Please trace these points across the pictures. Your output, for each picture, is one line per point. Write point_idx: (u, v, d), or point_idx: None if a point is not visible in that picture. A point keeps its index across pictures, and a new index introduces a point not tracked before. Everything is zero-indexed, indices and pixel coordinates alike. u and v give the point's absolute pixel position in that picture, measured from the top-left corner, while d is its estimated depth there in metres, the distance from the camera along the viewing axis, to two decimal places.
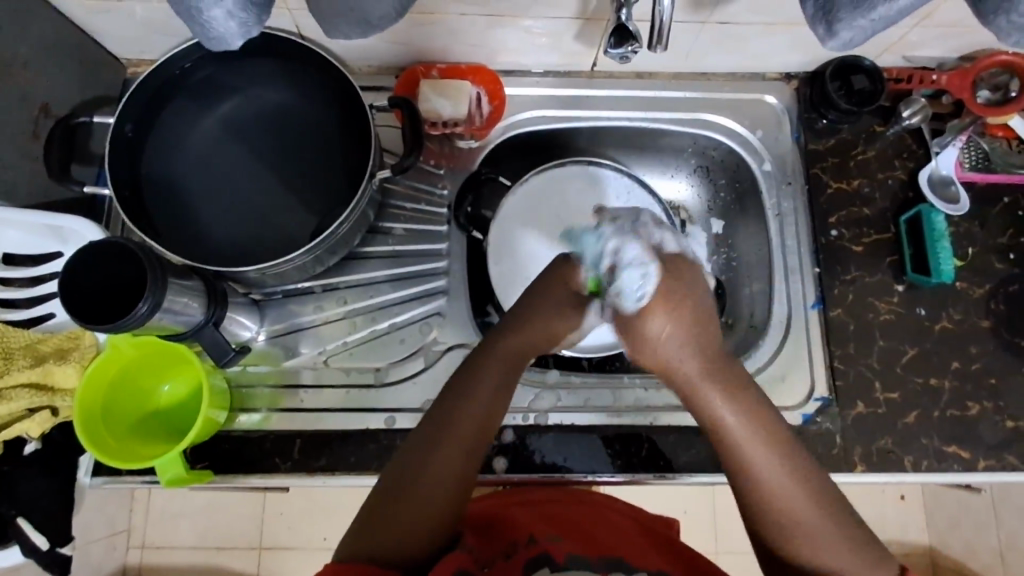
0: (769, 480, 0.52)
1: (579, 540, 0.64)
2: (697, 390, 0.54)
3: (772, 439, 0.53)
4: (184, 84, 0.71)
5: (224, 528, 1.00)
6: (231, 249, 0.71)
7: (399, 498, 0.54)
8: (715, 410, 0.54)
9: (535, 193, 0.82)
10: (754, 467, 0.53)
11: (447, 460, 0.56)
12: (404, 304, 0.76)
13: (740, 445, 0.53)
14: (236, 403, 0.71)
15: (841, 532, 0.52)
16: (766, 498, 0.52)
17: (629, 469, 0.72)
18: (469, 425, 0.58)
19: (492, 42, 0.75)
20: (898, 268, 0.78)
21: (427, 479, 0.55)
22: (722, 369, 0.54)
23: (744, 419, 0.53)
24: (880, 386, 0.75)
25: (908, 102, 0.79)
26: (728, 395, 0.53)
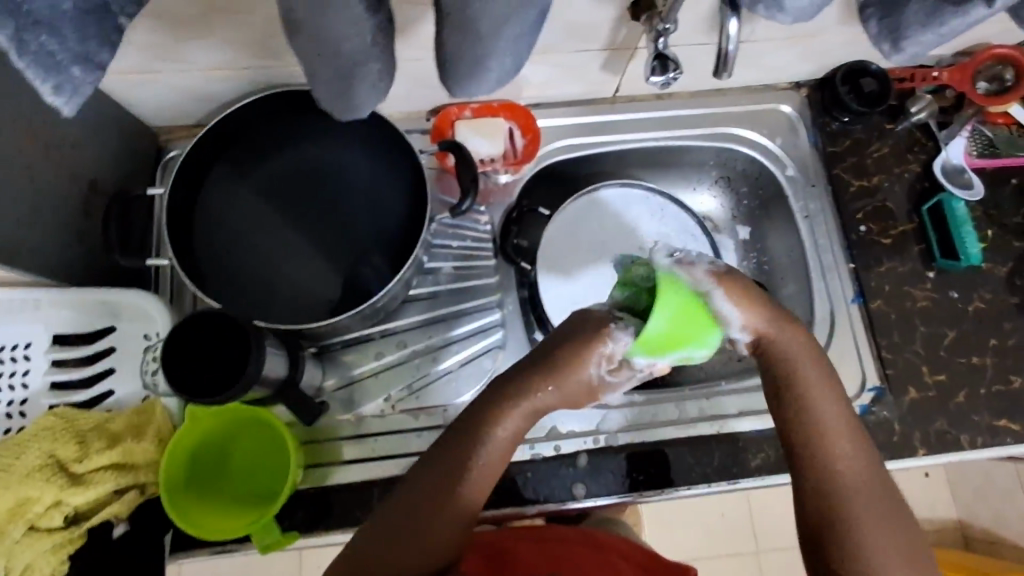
0: (839, 453, 0.53)
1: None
2: (788, 350, 0.55)
3: (846, 411, 0.55)
4: (229, 147, 0.72)
5: None
6: (286, 308, 0.70)
7: (400, 548, 0.52)
8: (796, 371, 0.54)
9: (575, 216, 0.85)
10: (827, 432, 0.53)
11: (450, 515, 0.53)
12: (462, 340, 0.76)
13: (813, 403, 0.54)
14: (308, 459, 0.71)
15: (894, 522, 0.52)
16: (833, 462, 0.53)
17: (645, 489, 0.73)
18: (475, 476, 0.54)
19: (523, 77, 0.77)
20: (927, 256, 0.82)
21: (427, 535, 0.52)
22: (802, 336, 0.55)
23: (829, 395, 0.54)
24: (928, 370, 0.78)
25: (914, 99, 0.84)
26: (814, 361, 0.55)
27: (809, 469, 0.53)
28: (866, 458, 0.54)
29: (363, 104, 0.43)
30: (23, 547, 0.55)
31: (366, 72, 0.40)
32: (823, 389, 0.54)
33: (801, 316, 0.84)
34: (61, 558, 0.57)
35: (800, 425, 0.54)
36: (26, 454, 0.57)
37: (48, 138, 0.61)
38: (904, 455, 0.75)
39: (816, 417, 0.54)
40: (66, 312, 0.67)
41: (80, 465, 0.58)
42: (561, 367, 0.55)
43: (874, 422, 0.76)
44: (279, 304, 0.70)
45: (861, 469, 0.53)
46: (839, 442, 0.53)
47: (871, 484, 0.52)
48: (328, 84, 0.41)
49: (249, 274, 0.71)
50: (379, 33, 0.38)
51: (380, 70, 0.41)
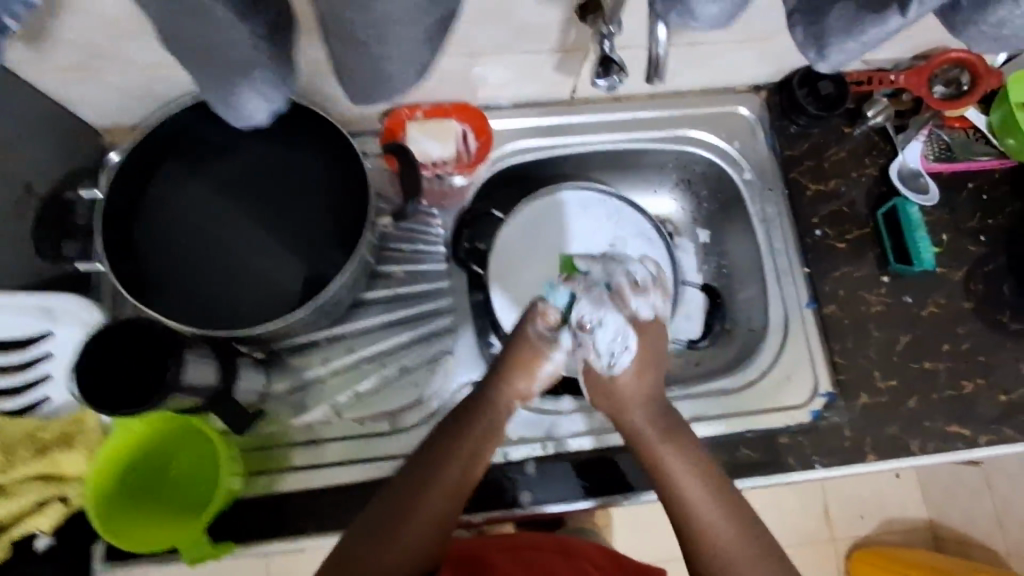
0: (705, 516, 0.59)
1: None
2: (648, 429, 0.64)
3: (711, 473, 0.62)
4: (172, 149, 0.70)
5: None
6: (228, 314, 0.69)
7: (378, 550, 0.55)
8: (657, 445, 0.63)
9: (530, 220, 0.83)
10: (688, 500, 0.60)
11: (427, 511, 0.57)
12: (410, 346, 0.76)
13: (672, 477, 0.62)
14: (253, 467, 0.70)
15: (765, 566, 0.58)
16: (697, 527, 0.59)
17: (605, 493, 0.72)
18: (450, 475, 0.59)
19: (475, 79, 0.76)
20: (881, 260, 0.81)
21: (405, 531, 0.56)
22: (668, 419, 0.64)
23: (689, 464, 0.62)
24: (881, 375, 0.78)
25: (871, 103, 0.83)
26: (671, 442, 0.63)
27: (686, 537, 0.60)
28: (737, 509, 0.60)
29: (255, 111, 0.41)
30: None
31: (251, 79, 0.39)
32: (688, 461, 0.62)
33: (758, 320, 0.84)
34: None
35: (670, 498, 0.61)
36: None
37: None
38: (855, 460, 0.75)
39: (675, 481, 0.61)
40: None
41: (2, 475, 0.58)
42: (507, 382, 0.64)
43: (825, 428, 0.76)
44: (221, 309, 0.68)
45: (726, 526, 0.59)
46: (702, 506, 0.60)
47: (745, 536, 0.59)
48: (217, 88, 0.39)
49: (190, 279, 0.69)
50: (269, 38, 0.37)
51: (278, 74, 0.40)
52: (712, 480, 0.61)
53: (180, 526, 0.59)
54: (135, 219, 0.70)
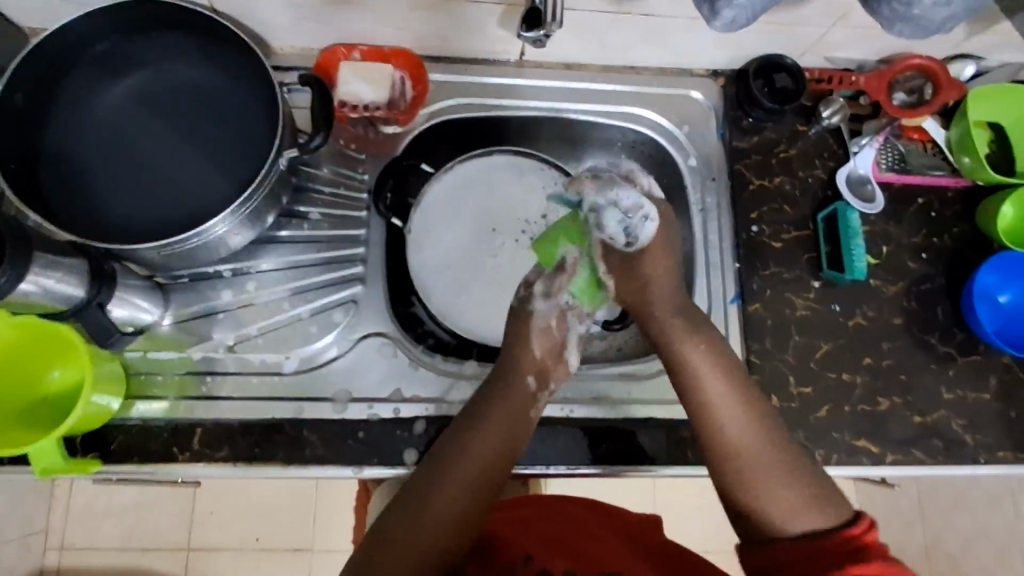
0: (732, 423, 0.59)
1: (568, 556, 0.65)
2: (674, 338, 0.63)
3: (735, 388, 0.61)
4: (84, 57, 0.67)
5: (149, 530, 1.15)
6: (127, 230, 0.67)
7: (394, 534, 0.55)
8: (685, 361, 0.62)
9: (461, 180, 0.82)
10: (710, 404, 0.60)
11: (451, 495, 0.57)
12: (317, 290, 0.74)
13: (700, 385, 0.61)
14: (133, 390, 0.68)
15: (808, 492, 0.56)
16: (724, 438, 0.59)
17: (615, 464, 0.71)
18: (473, 454, 0.59)
19: (415, 24, 0.73)
20: (815, 265, 0.79)
21: (435, 499, 0.56)
22: (699, 344, 0.63)
23: (710, 376, 0.61)
24: (796, 380, 0.76)
25: (828, 102, 0.80)
26: (692, 338, 0.63)
27: (715, 451, 0.59)
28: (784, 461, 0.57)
29: None
30: None
31: None
32: (722, 391, 0.60)
33: None
34: None
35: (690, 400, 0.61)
36: None
37: None
38: None
39: (702, 392, 0.61)
40: None
41: None
42: (517, 375, 0.65)
43: None
44: (122, 225, 0.67)
45: (750, 431, 0.59)
46: (729, 413, 0.59)
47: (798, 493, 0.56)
48: None
49: (98, 189, 0.68)
50: None
51: None
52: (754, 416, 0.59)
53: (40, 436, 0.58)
54: (43, 122, 0.68)
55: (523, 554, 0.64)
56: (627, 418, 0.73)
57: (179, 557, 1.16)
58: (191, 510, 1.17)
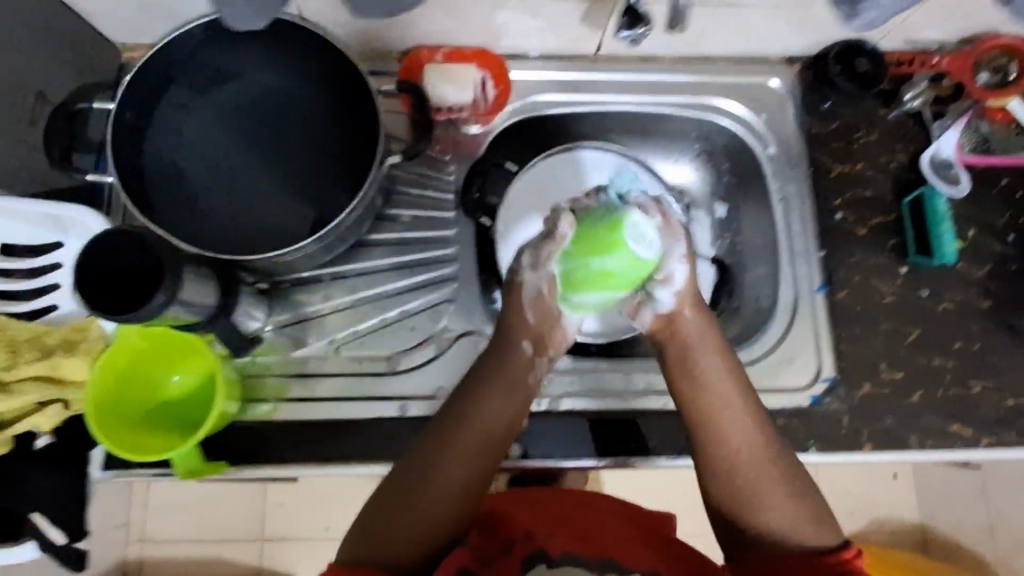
0: (736, 439, 0.58)
1: (576, 537, 0.63)
2: (691, 347, 0.60)
3: (747, 394, 0.59)
4: (182, 69, 0.68)
5: None
6: (231, 240, 0.70)
7: (398, 514, 0.56)
8: (698, 372, 0.59)
9: (541, 175, 0.83)
10: (713, 412, 0.58)
11: (450, 476, 0.58)
12: (411, 291, 0.76)
13: (712, 398, 0.59)
14: (247, 394, 0.71)
15: (794, 486, 0.57)
16: (725, 447, 0.58)
17: (614, 453, 0.73)
18: (469, 432, 0.59)
19: (497, 25, 0.74)
20: (900, 252, 0.79)
21: (432, 484, 0.57)
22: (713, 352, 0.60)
23: (723, 375, 0.59)
24: (885, 366, 0.77)
25: (909, 85, 0.80)
26: (713, 351, 0.60)
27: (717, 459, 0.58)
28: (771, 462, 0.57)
29: None
30: None
31: None
32: (728, 407, 0.58)
33: (765, 300, 0.83)
34: None
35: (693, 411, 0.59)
36: None
37: None
38: (849, 449, 0.74)
39: (713, 406, 0.59)
40: (14, 224, 0.66)
41: (6, 374, 0.59)
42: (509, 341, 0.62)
43: (822, 413, 0.75)
44: (226, 236, 0.69)
45: (755, 439, 0.58)
46: (735, 426, 0.58)
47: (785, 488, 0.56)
48: None
49: (202, 200, 0.70)
50: None
51: None
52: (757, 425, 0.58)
53: (174, 440, 0.61)
54: (143, 140, 0.69)
55: (525, 532, 0.63)
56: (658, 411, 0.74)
57: None
58: None
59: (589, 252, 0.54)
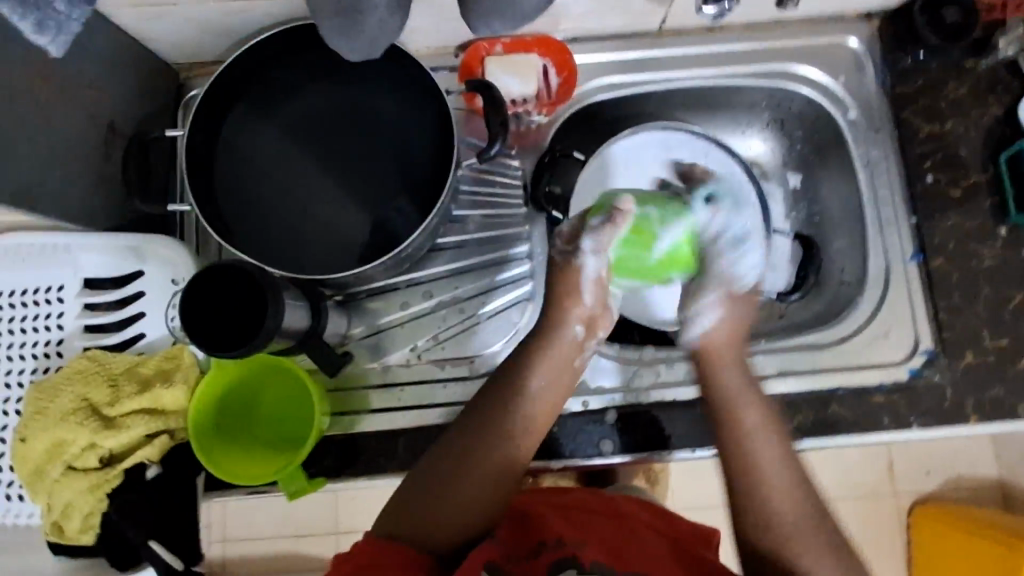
0: (769, 479, 0.59)
1: (607, 548, 0.59)
2: (734, 398, 0.63)
3: (783, 446, 0.61)
4: (248, 86, 0.70)
5: None
6: (306, 255, 0.69)
7: (434, 501, 0.58)
8: (732, 396, 0.63)
9: (608, 162, 0.81)
10: (749, 436, 0.61)
11: (490, 468, 0.60)
12: (487, 292, 0.74)
13: (749, 445, 0.60)
14: (336, 407, 0.71)
15: (816, 529, 0.58)
16: (756, 471, 0.60)
17: (641, 449, 0.71)
18: (513, 432, 0.61)
19: (557, 10, 0.70)
20: (1000, 211, 0.74)
21: (469, 481, 0.59)
22: (740, 373, 0.64)
23: (762, 428, 0.61)
24: (989, 334, 0.72)
25: (1003, 32, 0.74)
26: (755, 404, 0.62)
27: (746, 499, 0.59)
28: (798, 487, 0.59)
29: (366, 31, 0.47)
30: (60, 485, 0.58)
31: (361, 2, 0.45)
32: (763, 429, 0.61)
33: (851, 272, 0.79)
34: (101, 496, 0.59)
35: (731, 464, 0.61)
36: (63, 395, 0.59)
37: (65, 79, 0.59)
38: (954, 422, 0.71)
39: (750, 430, 0.61)
40: (95, 256, 0.68)
41: (111, 409, 0.60)
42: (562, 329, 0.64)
43: (924, 387, 0.72)
44: (301, 252, 0.69)
45: (786, 490, 0.59)
46: (768, 473, 0.59)
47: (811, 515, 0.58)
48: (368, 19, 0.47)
49: (275, 215, 0.70)
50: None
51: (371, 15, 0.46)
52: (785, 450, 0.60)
53: (274, 461, 0.61)
54: (215, 162, 0.69)
55: (558, 535, 0.60)
56: None
57: None
58: None
59: (636, 240, 0.64)
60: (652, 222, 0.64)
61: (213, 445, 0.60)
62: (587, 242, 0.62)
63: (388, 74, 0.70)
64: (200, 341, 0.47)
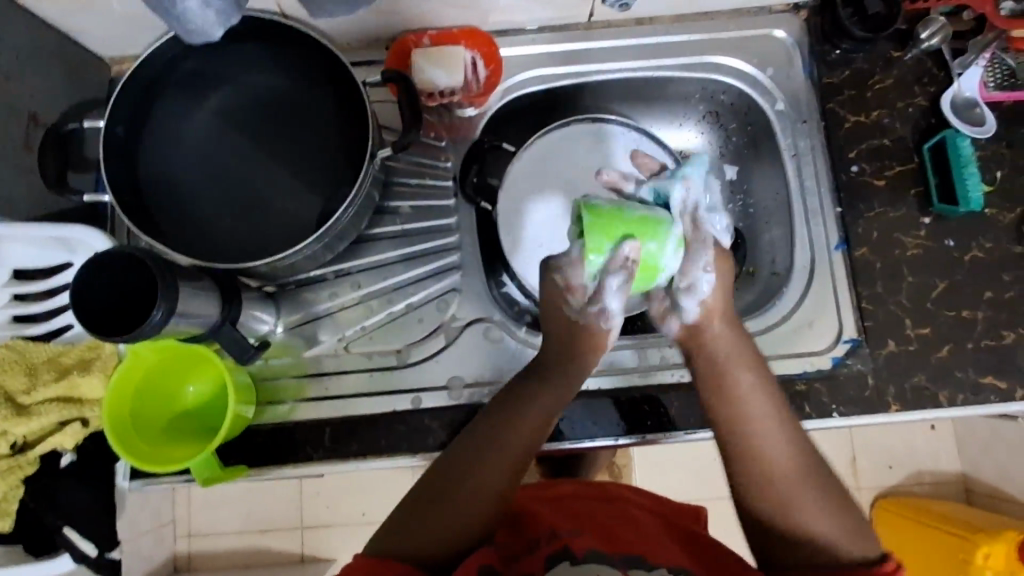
0: (773, 460, 0.56)
1: (599, 534, 0.60)
2: (722, 356, 0.59)
3: (774, 400, 0.58)
4: (173, 77, 0.70)
5: (264, 515, 1.16)
6: (233, 247, 0.70)
7: (438, 505, 0.56)
8: (729, 374, 0.59)
9: (541, 155, 0.81)
10: (749, 420, 0.57)
11: (495, 469, 0.58)
12: (418, 283, 0.75)
13: (748, 409, 0.58)
14: (263, 396, 0.71)
15: (831, 490, 0.55)
16: (762, 458, 0.56)
17: (625, 432, 0.71)
18: (518, 436, 0.59)
19: (482, 2, 0.71)
20: (924, 200, 0.75)
21: (475, 482, 0.57)
22: (737, 343, 0.60)
23: (756, 389, 0.58)
24: (911, 323, 0.73)
25: (925, 24, 0.74)
26: (746, 366, 0.59)
27: (754, 472, 0.56)
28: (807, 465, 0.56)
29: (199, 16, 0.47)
30: None
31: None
32: (761, 403, 0.58)
33: (782, 263, 0.80)
34: (12, 483, 0.59)
35: (730, 434, 0.58)
36: None
37: None
38: (876, 410, 0.71)
39: (745, 412, 0.58)
40: (20, 247, 0.68)
41: (26, 397, 0.61)
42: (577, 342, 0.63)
43: (846, 376, 0.72)
44: (227, 242, 0.70)
45: (788, 453, 0.56)
46: (769, 446, 0.56)
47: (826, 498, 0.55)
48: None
49: (203, 206, 0.71)
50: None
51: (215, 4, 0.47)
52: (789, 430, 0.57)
53: (197, 449, 0.62)
54: (140, 153, 0.70)
55: (550, 530, 0.60)
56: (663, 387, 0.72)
57: (296, 536, 1.16)
58: (300, 494, 1.17)
59: (643, 274, 0.59)
60: (658, 257, 0.58)
61: (162, 447, 0.62)
62: (614, 301, 0.59)
63: (313, 67, 0.71)
64: (95, 329, 0.48)
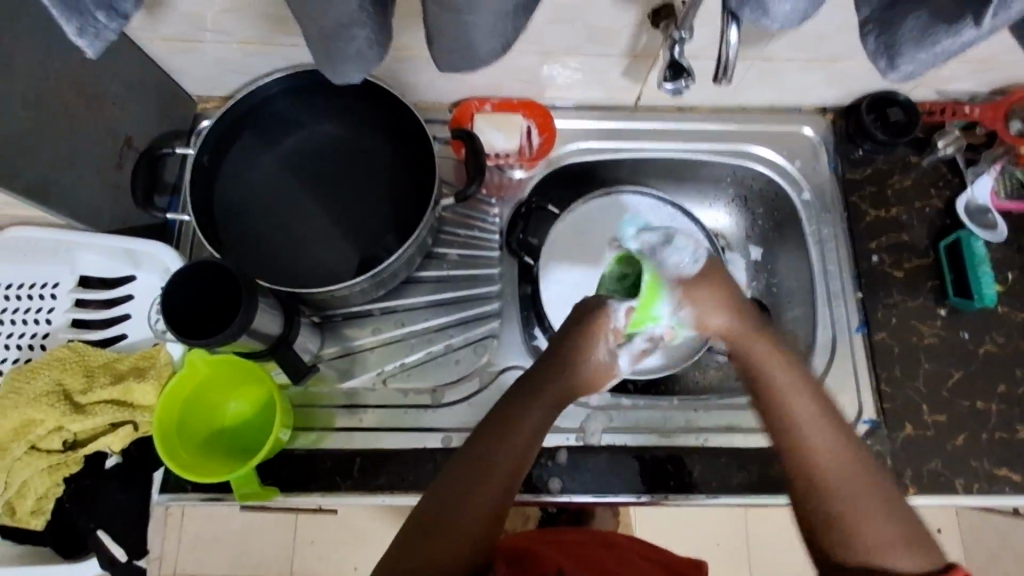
0: (823, 456, 0.52)
1: None
2: (753, 350, 0.57)
3: (820, 399, 0.54)
4: (256, 119, 0.76)
5: (253, 559, 1.08)
6: (290, 277, 0.75)
7: (434, 533, 0.51)
8: (764, 368, 0.56)
9: (579, 219, 0.86)
10: (795, 418, 0.53)
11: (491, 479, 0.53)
12: (457, 326, 0.79)
13: (786, 402, 0.54)
14: (298, 422, 0.73)
15: (881, 494, 0.51)
16: (816, 455, 0.52)
17: (649, 490, 0.72)
18: (515, 443, 0.54)
19: (543, 79, 0.79)
20: (939, 293, 0.80)
21: (472, 498, 0.52)
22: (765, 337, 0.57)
23: (796, 381, 0.55)
24: (928, 409, 0.76)
25: (941, 133, 0.82)
26: (779, 360, 0.56)
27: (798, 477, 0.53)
28: (859, 456, 0.52)
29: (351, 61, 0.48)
30: (20, 463, 0.62)
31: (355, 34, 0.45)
32: (800, 397, 0.54)
33: (803, 341, 0.84)
34: (56, 480, 0.63)
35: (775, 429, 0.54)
36: (39, 378, 0.63)
37: (93, 91, 0.66)
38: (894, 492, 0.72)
39: (787, 403, 0.54)
40: (94, 257, 0.73)
41: (82, 396, 0.64)
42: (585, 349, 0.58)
43: None
44: (286, 272, 0.75)
45: (836, 454, 0.52)
46: (813, 430, 0.53)
47: (882, 505, 0.51)
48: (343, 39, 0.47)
49: (264, 236, 0.76)
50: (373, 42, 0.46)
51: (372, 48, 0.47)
52: (836, 424, 0.53)
53: (235, 464, 0.64)
54: (217, 183, 0.76)
55: (555, 567, 0.59)
56: (687, 449, 0.74)
57: None
58: (293, 540, 1.08)
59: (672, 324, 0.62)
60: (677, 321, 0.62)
61: (175, 454, 0.61)
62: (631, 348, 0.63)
63: (385, 120, 0.78)
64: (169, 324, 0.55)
